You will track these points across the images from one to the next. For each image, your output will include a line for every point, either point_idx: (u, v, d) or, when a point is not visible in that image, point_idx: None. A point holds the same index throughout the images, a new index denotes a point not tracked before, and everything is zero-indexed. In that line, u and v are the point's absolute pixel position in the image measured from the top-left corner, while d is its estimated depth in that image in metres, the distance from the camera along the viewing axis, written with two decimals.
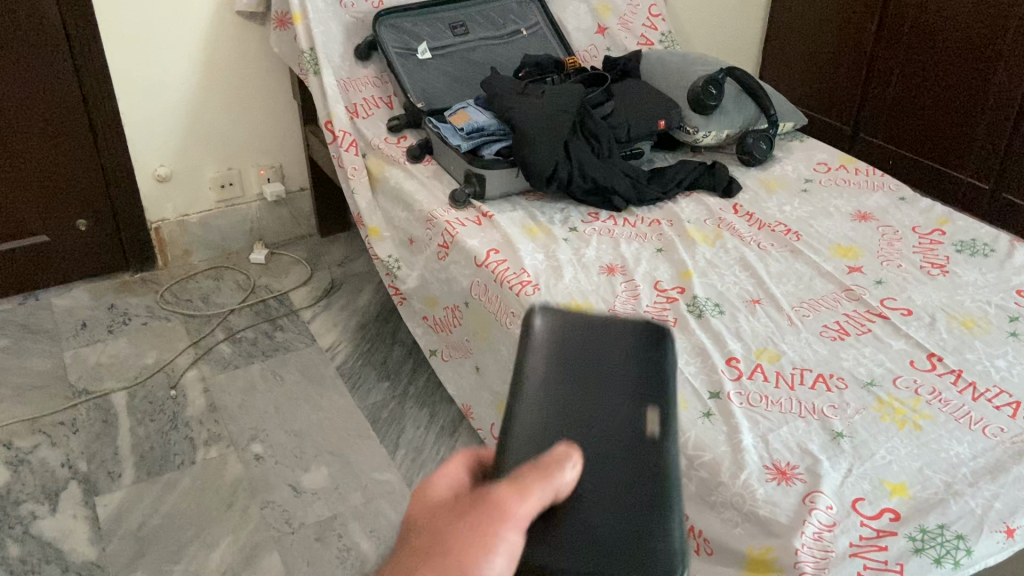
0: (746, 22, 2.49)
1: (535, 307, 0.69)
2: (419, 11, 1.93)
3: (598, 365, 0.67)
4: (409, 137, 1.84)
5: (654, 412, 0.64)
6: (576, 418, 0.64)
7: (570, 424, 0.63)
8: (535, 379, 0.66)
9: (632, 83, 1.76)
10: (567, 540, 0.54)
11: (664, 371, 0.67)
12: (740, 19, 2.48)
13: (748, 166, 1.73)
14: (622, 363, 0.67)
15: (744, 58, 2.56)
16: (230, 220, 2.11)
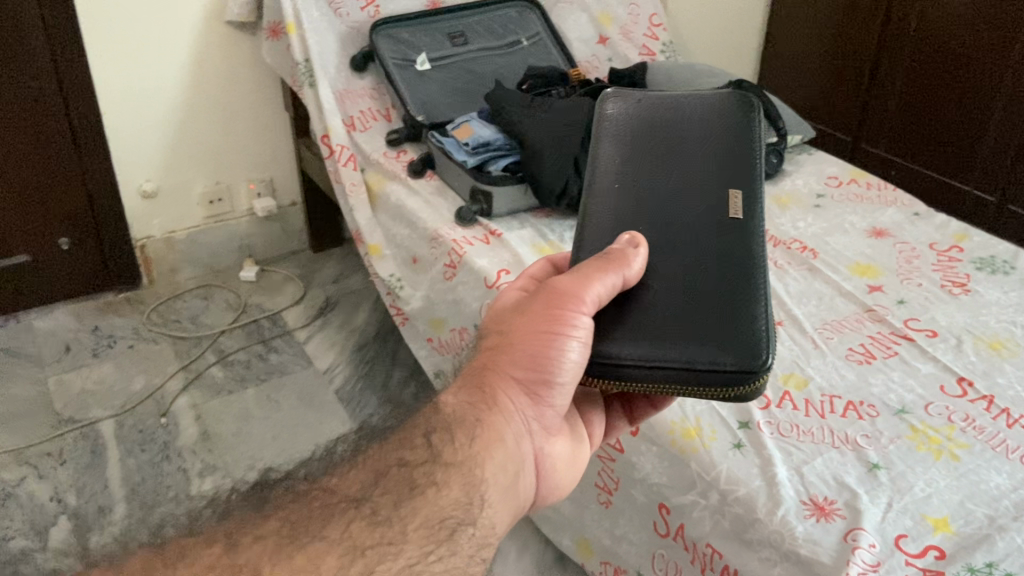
0: (744, 27, 2.46)
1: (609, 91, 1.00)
2: (417, 21, 1.88)
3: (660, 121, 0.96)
4: (409, 151, 1.77)
5: (735, 196, 0.86)
6: (654, 184, 0.89)
7: (634, 163, 0.92)
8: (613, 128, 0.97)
9: (642, 94, 1.71)
10: (639, 320, 0.75)
11: (746, 148, 0.92)
12: (737, 24, 2.44)
13: (757, 181, 1.69)
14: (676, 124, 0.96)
15: (742, 69, 2.54)
16: (219, 237, 2.05)
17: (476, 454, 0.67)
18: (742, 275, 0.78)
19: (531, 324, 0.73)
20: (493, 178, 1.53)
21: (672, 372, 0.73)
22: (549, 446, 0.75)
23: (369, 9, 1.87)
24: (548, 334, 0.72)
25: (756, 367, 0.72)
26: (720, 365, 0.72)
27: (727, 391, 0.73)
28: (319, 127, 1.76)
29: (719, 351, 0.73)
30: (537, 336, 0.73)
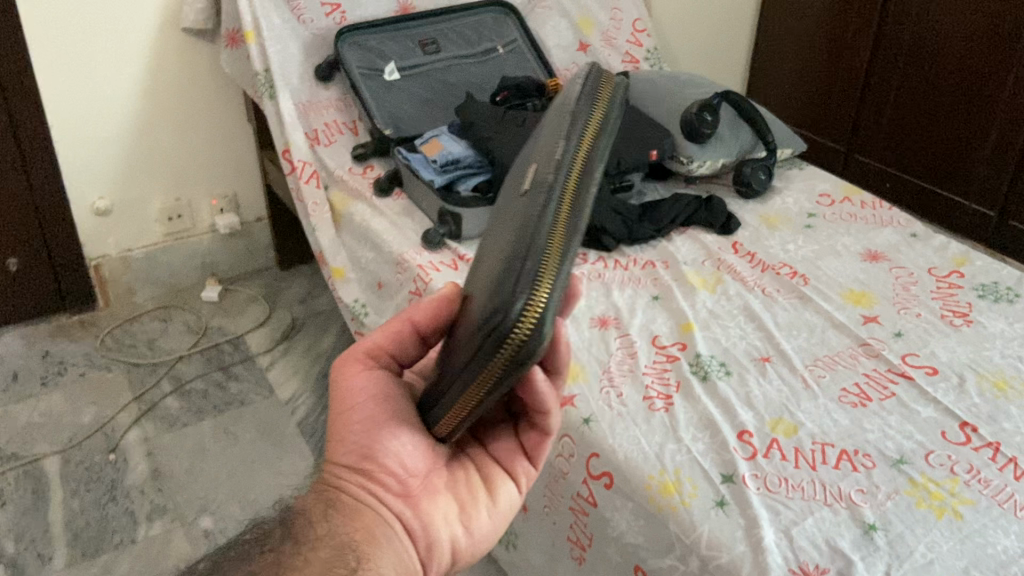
0: (732, 25, 2.33)
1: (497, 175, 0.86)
2: (385, 27, 1.77)
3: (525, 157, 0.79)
4: (376, 166, 1.67)
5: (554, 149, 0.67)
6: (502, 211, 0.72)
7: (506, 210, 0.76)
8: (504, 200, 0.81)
9: (623, 107, 1.63)
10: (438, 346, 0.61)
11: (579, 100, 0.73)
12: (725, 22, 2.32)
13: (744, 199, 1.60)
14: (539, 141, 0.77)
15: (732, 71, 2.42)
16: (179, 255, 1.95)
17: (338, 534, 0.60)
18: (523, 214, 0.56)
19: (339, 403, 0.67)
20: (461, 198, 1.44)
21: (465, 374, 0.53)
22: (418, 512, 0.64)
23: (335, 14, 1.77)
24: (354, 402, 0.65)
25: (497, 323, 0.49)
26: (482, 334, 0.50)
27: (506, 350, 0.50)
28: (279, 142, 1.66)
29: (476, 327, 0.52)
30: (343, 410, 0.66)
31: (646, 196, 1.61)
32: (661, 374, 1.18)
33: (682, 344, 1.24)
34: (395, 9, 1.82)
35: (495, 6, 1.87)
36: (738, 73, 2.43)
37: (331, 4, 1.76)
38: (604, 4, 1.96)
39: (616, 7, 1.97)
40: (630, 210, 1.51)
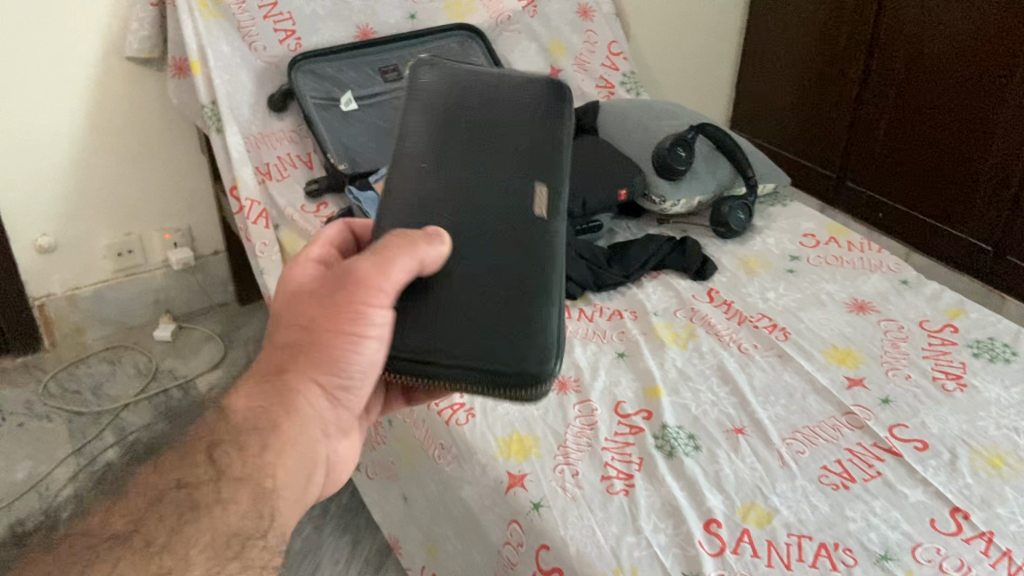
0: (712, 28, 2.20)
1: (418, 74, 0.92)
2: (344, 53, 1.69)
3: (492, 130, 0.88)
4: (330, 203, 1.58)
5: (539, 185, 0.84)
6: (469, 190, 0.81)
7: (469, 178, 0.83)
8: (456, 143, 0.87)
9: (593, 140, 1.51)
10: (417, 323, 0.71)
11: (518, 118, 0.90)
12: (704, 27, 2.19)
13: (724, 240, 1.48)
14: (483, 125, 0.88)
15: (716, 76, 2.29)
16: (130, 293, 1.85)
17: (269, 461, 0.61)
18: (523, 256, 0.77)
19: (297, 309, 0.67)
20: None
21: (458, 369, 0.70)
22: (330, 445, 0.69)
23: (290, 41, 1.67)
24: (336, 325, 0.66)
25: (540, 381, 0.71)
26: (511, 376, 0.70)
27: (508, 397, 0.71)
28: (227, 177, 1.56)
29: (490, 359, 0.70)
30: (301, 319, 0.67)
31: (619, 238, 1.48)
32: (622, 450, 1.06)
33: (648, 413, 1.12)
34: (354, 33, 1.72)
35: (461, 29, 1.77)
36: (722, 79, 2.30)
37: (286, 30, 1.66)
38: (576, 27, 1.87)
39: (591, 30, 1.89)
40: (598, 256, 1.40)
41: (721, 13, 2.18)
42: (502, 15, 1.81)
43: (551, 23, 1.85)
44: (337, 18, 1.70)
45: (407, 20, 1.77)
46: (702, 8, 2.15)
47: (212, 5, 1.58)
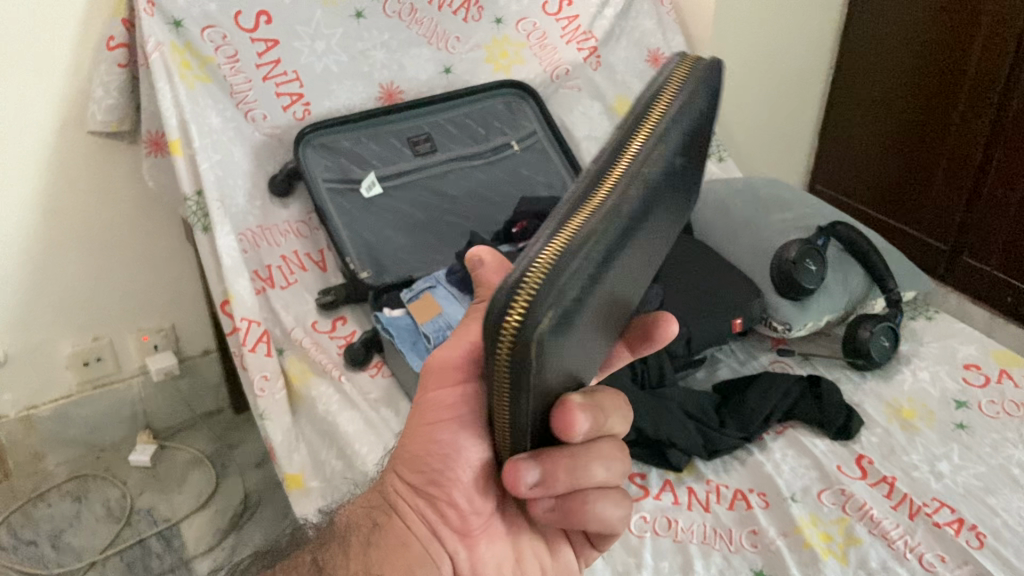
0: (794, 67, 1.83)
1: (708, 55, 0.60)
2: (363, 121, 1.36)
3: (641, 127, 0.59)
4: (349, 318, 1.26)
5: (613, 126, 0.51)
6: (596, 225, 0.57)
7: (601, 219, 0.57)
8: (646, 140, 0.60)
9: (688, 246, 1.18)
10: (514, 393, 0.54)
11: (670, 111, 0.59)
12: (787, 66, 1.82)
13: (862, 374, 1.15)
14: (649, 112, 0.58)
15: (797, 121, 1.94)
16: (102, 407, 1.52)
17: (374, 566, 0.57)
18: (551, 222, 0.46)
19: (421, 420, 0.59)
20: None
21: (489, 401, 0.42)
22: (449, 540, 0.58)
23: (296, 107, 1.33)
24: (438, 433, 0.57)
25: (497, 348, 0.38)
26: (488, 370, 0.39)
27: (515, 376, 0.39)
28: (216, 290, 1.21)
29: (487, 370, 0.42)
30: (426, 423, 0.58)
31: (724, 376, 1.16)
32: None
33: None
34: (377, 94, 1.40)
35: (508, 88, 1.47)
36: (801, 124, 1.96)
37: (291, 93, 1.33)
38: (646, 80, 1.56)
39: None
40: (708, 412, 1.05)
41: (810, 60, 1.86)
42: (559, 69, 1.53)
43: (617, 76, 1.56)
44: (355, 76, 1.38)
45: (441, 75, 1.45)
46: (793, 56, 1.81)
47: (197, 67, 1.25)
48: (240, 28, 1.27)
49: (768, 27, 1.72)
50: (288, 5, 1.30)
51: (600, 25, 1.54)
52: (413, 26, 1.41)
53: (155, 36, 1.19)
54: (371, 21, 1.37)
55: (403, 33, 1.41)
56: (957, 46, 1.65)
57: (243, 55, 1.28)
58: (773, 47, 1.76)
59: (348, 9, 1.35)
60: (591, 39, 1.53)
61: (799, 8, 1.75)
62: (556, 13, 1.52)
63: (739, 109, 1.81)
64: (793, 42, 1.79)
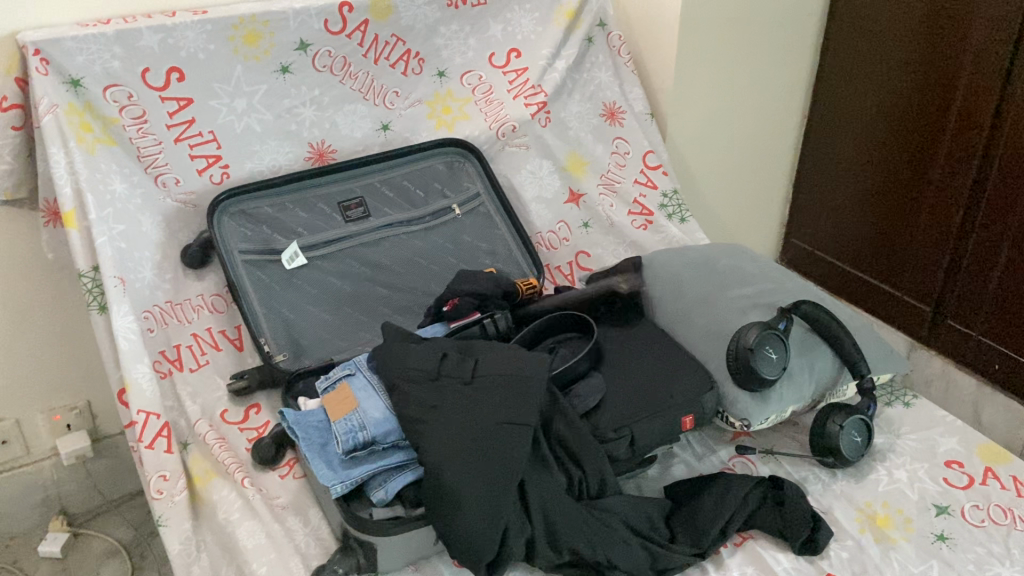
0: (762, 110, 1.74)
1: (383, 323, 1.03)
2: (289, 184, 1.24)
3: (476, 344, 0.98)
4: (263, 405, 1.13)
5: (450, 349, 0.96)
6: (483, 415, 0.88)
7: (480, 400, 0.89)
8: (496, 394, 0.90)
9: (637, 332, 1.04)
10: (457, 504, 0.82)
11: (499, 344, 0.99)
12: (755, 110, 1.72)
13: (832, 472, 1.03)
14: (491, 357, 0.95)
15: (769, 166, 1.85)
16: (7, 494, 1.39)
17: None
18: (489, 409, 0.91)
19: None
20: (376, 521, 0.87)
21: (473, 532, 0.81)
22: None
23: (213, 170, 1.22)
24: None
25: None
26: (460, 528, 0.82)
27: (473, 531, 0.81)
28: (113, 377, 1.09)
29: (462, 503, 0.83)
30: None
31: (678, 475, 1.03)
32: None
33: None
34: (306, 154, 1.29)
35: (451, 146, 1.34)
36: (773, 170, 1.87)
37: (208, 156, 1.21)
38: (602, 135, 1.46)
39: (620, 136, 1.46)
40: (655, 525, 0.92)
41: (781, 111, 1.78)
42: (505, 125, 1.39)
43: (570, 132, 1.44)
44: (281, 136, 1.27)
45: (378, 132, 1.34)
46: (763, 107, 1.74)
47: (99, 129, 1.14)
48: (148, 86, 1.16)
49: (737, 76, 1.65)
50: (204, 60, 1.19)
51: (550, 78, 1.41)
52: (346, 81, 1.30)
53: (48, 97, 1.07)
54: (299, 75, 1.27)
55: (335, 89, 1.30)
56: (937, 99, 1.56)
57: (151, 116, 1.16)
58: (742, 98, 1.68)
59: (271, 64, 1.24)
60: (540, 93, 1.41)
61: (770, 54, 1.67)
62: (503, 66, 1.41)
63: (700, 154, 1.72)
64: (765, 90, 1.71)
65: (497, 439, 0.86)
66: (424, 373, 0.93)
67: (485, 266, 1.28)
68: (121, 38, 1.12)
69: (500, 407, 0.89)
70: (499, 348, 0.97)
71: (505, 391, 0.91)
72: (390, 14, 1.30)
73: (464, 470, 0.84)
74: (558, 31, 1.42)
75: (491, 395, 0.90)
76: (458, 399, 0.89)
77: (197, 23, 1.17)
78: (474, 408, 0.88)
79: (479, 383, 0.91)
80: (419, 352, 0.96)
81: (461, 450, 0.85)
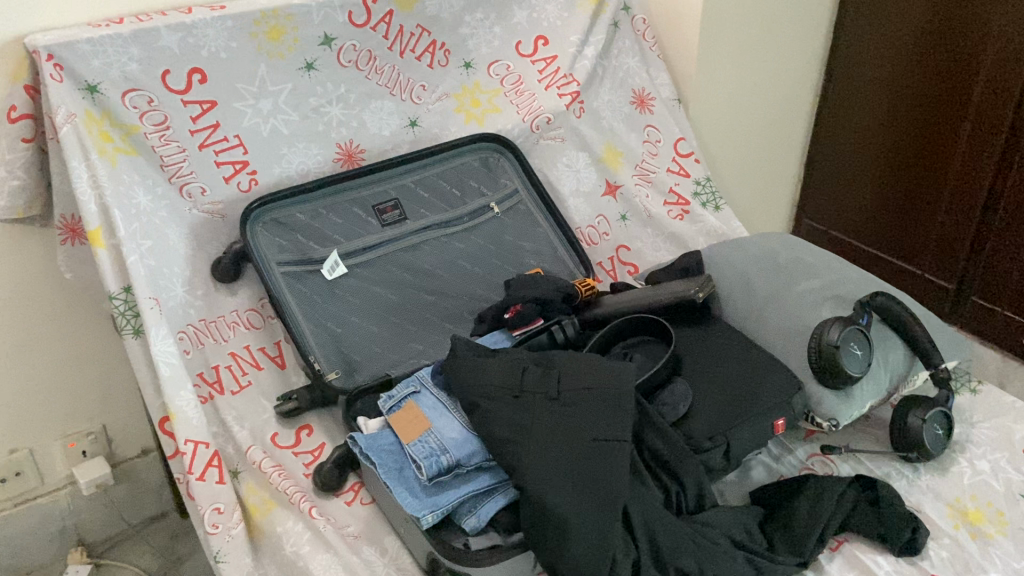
0: (779, 90, 1.71)
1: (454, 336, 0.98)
2: (321, 190, 1.17)
3: (553, 355, 0.93)
4: (316, 427, 1.07)
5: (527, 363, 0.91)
6: (575, 434, 0.83)
7: (568, 420, 0.85)
8: (585, 410, 0.86)
9: (713, 333, 1.00)
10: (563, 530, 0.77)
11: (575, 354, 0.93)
12: (772, 91, 1.69)
13: (914, 467, 1.01)
14: (573, 369, 0.90)
15: (783, 147, 1.82)
16: (23, 528, 1.30)
17: None
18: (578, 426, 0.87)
19: None
20: (473, 552, 0.82)
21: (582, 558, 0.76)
22: None
23: (240, 177, 1.14)
24: None
25: None
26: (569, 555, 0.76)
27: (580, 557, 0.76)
28: (154, 404, 1.02)
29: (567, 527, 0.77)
30: None
31: (760, 478, 1.00)
32: None
33: None
34: (335, 156, 1.22)
35: (484, 141, 1.28)
36: (787, 150, 1.84)
37: (234, 161, 1.13)
38: (633, 124, 1.40)
39: (651, 124, 1.41)
40: (754, 536, 0.88)
41: (796, 92, 1.75)
42: (539, 117, 1.33)
43: (603, 122, 1.39)
44: (309, 137, 1.19)
45: (406, 129, 1.27)
46: (779, 89, 1.71)
47: (119, 138, 1.05)
48: (169, 89, 1.07)
49: (756, 57, 1.61)
50: (227, 60, 1.11)
51: (581, 66, 1.36)
52: (373, 77, 1.23)
53: (65, 106, 0.98)
54: (325, 72, 1.19)
55: (361, 85, 1.23)
56: (960, 76, 1.54)
57: (174, 122, 1.08)
58: (760, 79, 1.65)
59: (297, 61, 1.16)
60: (573, 83, 1.36)
61: (787, 35, 1.64)
62: (531, 55, 1.35)
63: (719, 137, 1.68)
64: (782, 71, 1.68)
65: (593, 458, 0.82)
66: (504, 391, 0.88)
67: (529, 267, 1.23)
68: (139, 39, 1.04)
69: (593, 425, 0.84)
70: (578, 357, 0.92)
71: (594, 406, 0.86)
72: (416, 3, 1.23)
73: (565, 495, 0.79)
74: (585, 16, 1.36)
75: (580, 412, 0.85)
76: (545, 420, 0.85)
77: (218, 19, 1.09)
78: (565, 428, 0.84)
79: (564, 400, 0.87)
80: (494, 367, 0.91)
81: (559, 476, 0.80)
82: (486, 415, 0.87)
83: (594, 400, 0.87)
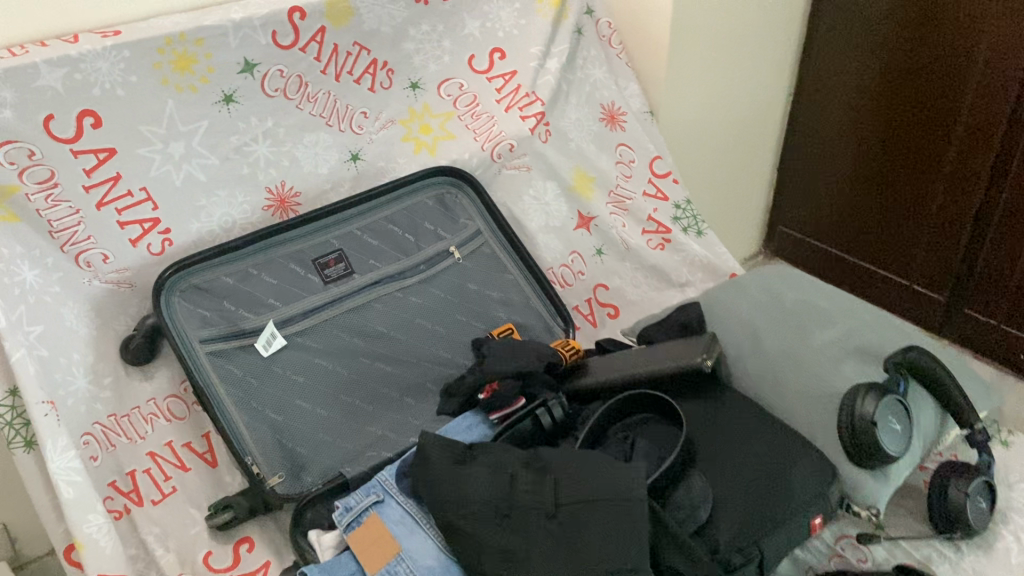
0: (750, 93, 1.57)
1: (422, 432, 0.80)
2: (251, 246, 0.98)
3: (544, 454, 0.78)
4: (257, 541, 0.90)
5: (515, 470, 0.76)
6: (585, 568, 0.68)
7: (574, 548, 0.69)
8: (594, 530, 0.70)
9: (726, 409, 0.85)
10: None
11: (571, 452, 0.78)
12: (743, 94, 1.56)
13: (956, 547, 0.88)
14: (572, 475, 0.75)
15: (755, 151, 1.70)
16: None
17: None
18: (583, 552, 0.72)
19: None
20: None
21: None
22: None
23: (151, 238, 0.95)
24: None
25: None
26: None
27: None
28: (56, 531, 0.84)
29: None
30: None
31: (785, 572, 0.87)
32: None
33: None
34: (265, 203, 1.03)
35: (440, 177, 1.11)
36: (759, 153, 1.72)
37: (142, 220, 0.94)
38: (605, 143, 1.25)
39: (623, 143, 1.26)
40: None
41: (768, 92, 1.63)
42: (500, 145, 1.17)
43: (570, 145, 1.23)
44: (232, 183, 1.00)
45: (347, 164, 1.09)
46: (751, 93, 1.58)
47: None
48: (54, 138, 0.87)
49: (728, 59, 1.47)
50: (125, 98, 0.91)
51: (545, 82, 1.20)
52: (305, 106, 1.05)
53: None
54: (247, 104, 1.00)
55: (291, 117, 1.04)
56: (945, 79, 1.42)
57: (63, 178, 0.89)
58: (731, 83, 1.51)
59: (212, 93, 0.97)
60: (536, 102, 1.19)
61: (760, 33, 1.50)
62: (486, 71, 1.17)
63: (689, 148, 1.54)
64: (753, 72, 1.55)
65: None
66: (491, 509, 0.73)
67: (500, 321, 1.07)
68: (10, 78, 0.83)
69: (605, 551, 0.69)
70: (577, 457, 0.77)
71: (605, 525, 0.70)
72: (351, 17, 1.05)
73: None
74: (545, 24, 1.19)
75: (589, 537, 0.70)
76: (548, 552, 0.69)
77: (110, 50, 0.89)
78: (573, 559, 0.69)
79: (567, 519, 0.72)
80: (478, 476, 0.75)
81: None
82: (475, 542, 0.71)
83: (603, 518, 0.71)
